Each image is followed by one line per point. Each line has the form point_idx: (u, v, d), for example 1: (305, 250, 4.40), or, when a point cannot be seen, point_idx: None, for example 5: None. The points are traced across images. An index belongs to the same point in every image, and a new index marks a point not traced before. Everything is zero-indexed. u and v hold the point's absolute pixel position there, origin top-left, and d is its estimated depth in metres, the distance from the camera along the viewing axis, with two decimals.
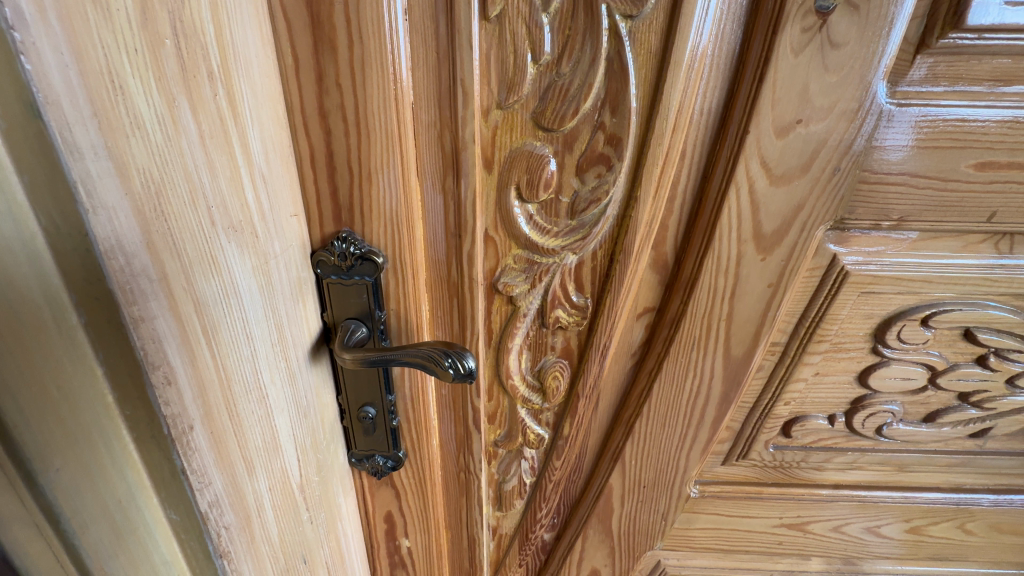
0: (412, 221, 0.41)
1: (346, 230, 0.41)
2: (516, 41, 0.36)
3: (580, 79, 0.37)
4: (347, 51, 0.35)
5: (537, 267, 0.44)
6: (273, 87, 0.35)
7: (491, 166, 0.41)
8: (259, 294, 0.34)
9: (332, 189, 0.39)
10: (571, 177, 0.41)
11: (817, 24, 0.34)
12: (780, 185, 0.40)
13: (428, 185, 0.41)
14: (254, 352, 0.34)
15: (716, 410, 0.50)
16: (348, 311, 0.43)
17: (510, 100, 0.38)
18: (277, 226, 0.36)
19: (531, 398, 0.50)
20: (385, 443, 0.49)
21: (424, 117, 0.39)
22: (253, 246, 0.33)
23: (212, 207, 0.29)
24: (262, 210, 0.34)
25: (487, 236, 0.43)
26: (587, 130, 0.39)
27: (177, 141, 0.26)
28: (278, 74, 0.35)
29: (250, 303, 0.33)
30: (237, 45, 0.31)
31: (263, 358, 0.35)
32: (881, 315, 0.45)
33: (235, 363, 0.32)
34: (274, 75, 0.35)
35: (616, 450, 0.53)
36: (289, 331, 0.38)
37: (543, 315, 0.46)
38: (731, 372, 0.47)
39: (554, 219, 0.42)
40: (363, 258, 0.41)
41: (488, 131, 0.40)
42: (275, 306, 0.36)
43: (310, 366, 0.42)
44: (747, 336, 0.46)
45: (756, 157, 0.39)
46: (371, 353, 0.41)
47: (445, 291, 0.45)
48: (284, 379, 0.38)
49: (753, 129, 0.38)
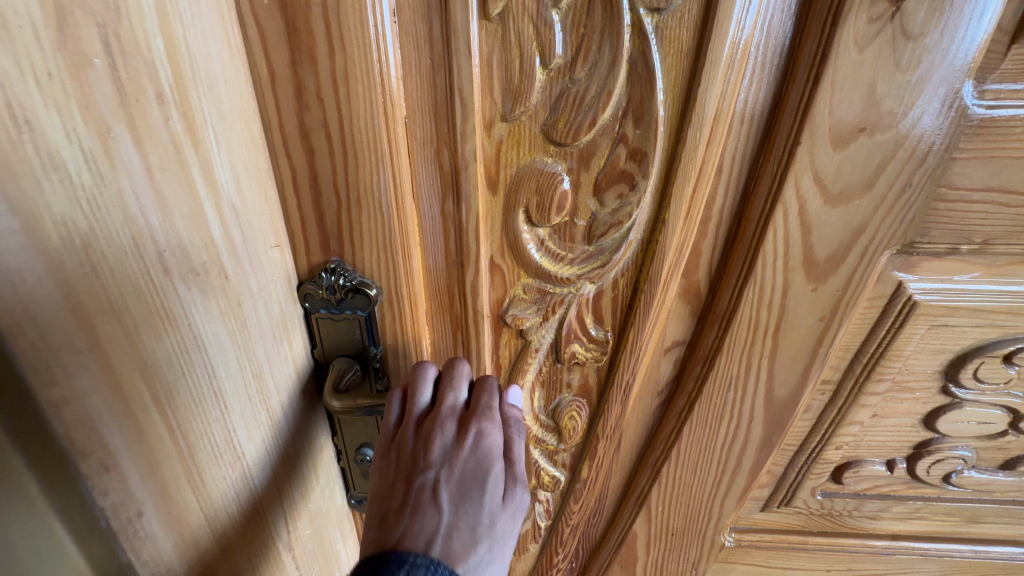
0: (408, 250, 0.36)
1: (335, 261, 0.36)
2: (522, 43, 0.31)
3: (598, 84, 0.32)
4: (328, 61, 0.30)
5: (550, 297, 0.39)
6: (244, 102, 0.30)
7: (496, 186, 0.35)
8: (231, 343, 0.30)
9: (317, 215, 0.35)
10: (587, 198, 0.35)
11: (887, 12, 0.28)
12: (836, 205, 0.33)
13: (425, 208, 0.36)
14: (223, 410, 0.30)
15: (756, 455, 0.44)
16: (339, 348, 0.39)
17: (516, 111, 0.33)
18: (253, 263, 0.32)
19: (546, 439, 0.45)
20: None
21: (418, 132, 0.34)
22: (223, 290, 0.29)
23: (165, 252, 0.25)
24: (234, 248, 0.30)
25: (493, 263, 0.38)
26: (607, 143, 0.33)
27: (115, 180, 0.22)
28: (248, 89, 0.31)
29: (218, 354, 0.29)
30: (193, 58, 0.26)
31: (238, 413, 0.31)
32: (953, 352, 0.38)
33: (197, 427, 0.28)
34: (244, 90, 0.30)
35: (642, 495, 0.47)
36: (269, 378, 0.34)
37: (559, 350, 0.41)
38: (774, 415, 0.41)
39: (569, 245, 0.37)
40: (355, 291, 0.37)
41: (493, 147, 0.34)
42: (251, 353, 0.32)
43: (297, 412, 0.38)
44: (794, 375, 0.39)
45: (808, 173, 0.32)
46: (365, 399, 0.39)
47: (448, 325, 0.40)
48: (264, 432, 0.34)
49: (805, 139, 0.32)
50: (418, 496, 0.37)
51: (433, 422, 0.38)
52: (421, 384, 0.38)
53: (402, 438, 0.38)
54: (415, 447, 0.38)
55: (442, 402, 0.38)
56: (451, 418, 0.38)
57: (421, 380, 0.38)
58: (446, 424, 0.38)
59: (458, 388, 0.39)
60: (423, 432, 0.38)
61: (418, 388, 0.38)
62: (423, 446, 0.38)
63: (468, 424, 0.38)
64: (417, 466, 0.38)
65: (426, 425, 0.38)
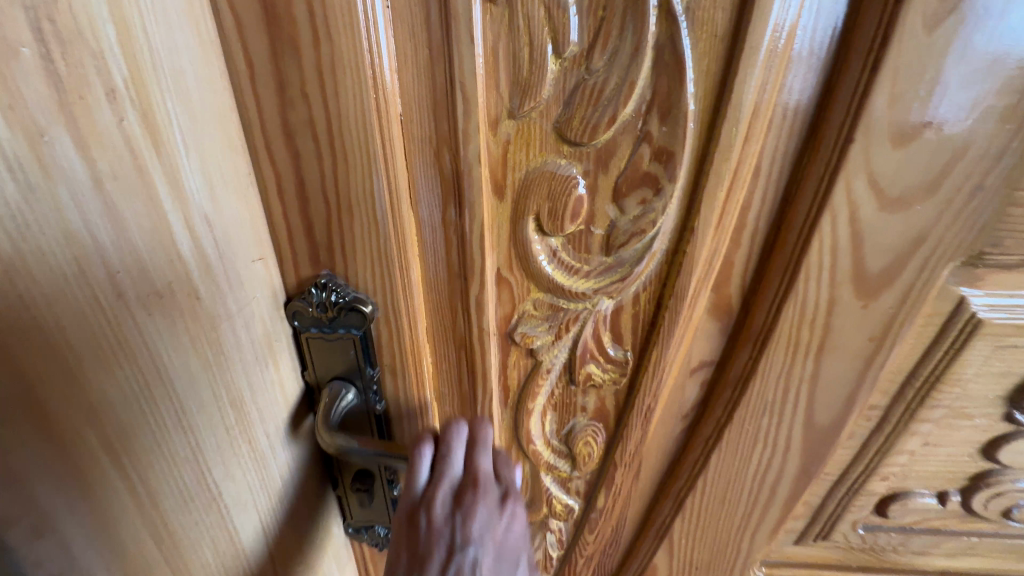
0: (407, 263, 0.33)
1: (326, 275, 0.33)
2: (532, 29, 0.27)
3: (619, 75, 0.28)
4: (313, 52, 0.27)
5: (564, 314, 0.35)
6: (220, 98, 0.27)
7: (503, 192, 0.32)
8: (203, 373, 0.26)
9: (305, 224, 0.31)
10: (606, 204, 0.31)
11: None
12: (893, 211, 0.29)
13: (424, 217, 0.32)
14: (191, 447, 0.26)
15: (792, 487, 0.39)
16: (332, 370, 0.35)
17: (525, 108, 0.29)
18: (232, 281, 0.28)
19: (558, 465, 0.41)
20: (385, 513, 0.41)
21: (415, 131, 0.30)
22: (194, 313, 0.25)
23: (118, 275, 0.22)
24: (209, 266, 0.26)
25: (500, 276, 0.34)
26: (628, 142, 0.30)
27: (51, 193, 0.19)
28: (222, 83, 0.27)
29: (185, 385, 0.25)
30: (153, 48, 0.22)
31: (211, 449, 0.28)
32: (1020, 376, 0.34)
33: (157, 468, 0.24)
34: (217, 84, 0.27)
35: (663, 526, 0.43)
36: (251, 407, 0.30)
37: (573, 371, 0.37)
38: (813, 444, 0.37)
39: (585, 256, 0.33)
40: (348, 308, 0.33)
41: (499, 148, 0.30)
42: (229, 382, 0.28)
43: (286, 440, 0.34)
44: (838, 401, 0.35)
45: (862, 175, 0.28)
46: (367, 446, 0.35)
47: (450, 343, 0.37)
48: (243, 467, 0.30)
49: (860, 136, 0.27)
50: (458, 565, 0.37)
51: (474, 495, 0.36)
52: (453, 442, 0.36)
53: (432, 496, 0.36)
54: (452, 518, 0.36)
55: (476, 463, 0.37)
56: (488, 488, 0.37)
57: (454, 437, 0.36)
58: (484, 495, 0.37)
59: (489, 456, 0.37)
60: (459, 501, 0.36)
61: (451, 446, 0.36)
62: (462, 518, 0.36)
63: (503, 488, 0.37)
64: (458, 537, 0.36)
65: (463, 498, 0.36)
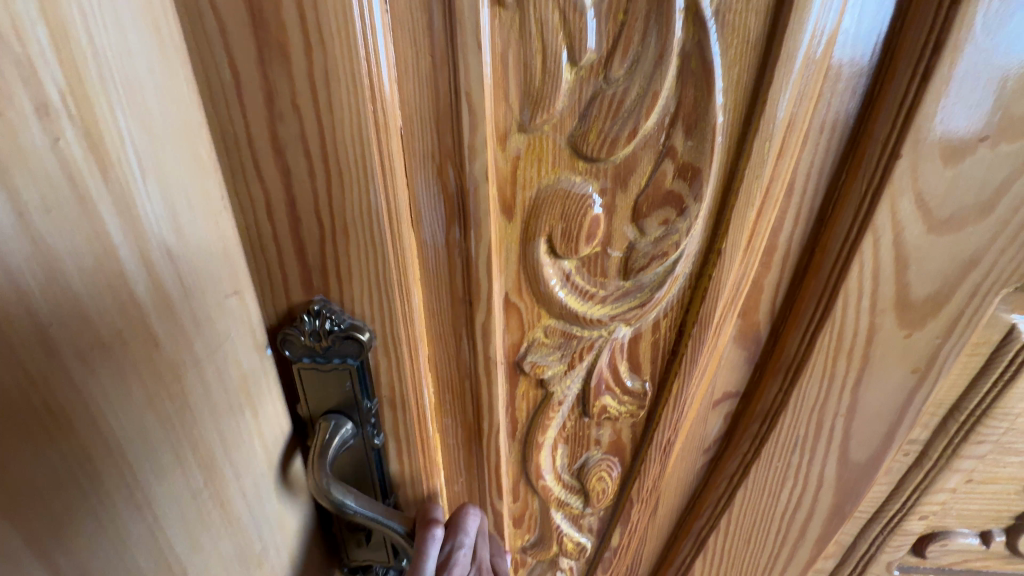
0: (408, 288, 0.30)
1: (320, 301, 0.30)
2: (546, 35, 0.25)
3: (640, 85, 0.25)
4: (304, 60, 0.24)
5: (577, 341, 0.32)
6: (183, 102, 0.21)
7: (512, 211, 0.29)
8: (169, 449, 0.22)
9: (296, 247, 0.28)
10: (625, 225, 0.29)
11: None
12: (941, 234, 0.26)
13: (427, 239, 0.29)
14: (156, 536, 0.22)
15: (824, 527, 0.36)
16: (326, 403, 0.32)
17: (537, 120, 0.27)
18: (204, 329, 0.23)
19: (569, 501, 0.38)
20: (385, 552, 0.39)
21: (418, 147, 0.27)
22: (154, 375, 0.20)
23: (46, 331, 0.16)
24: (179, 317, 0.21)
25: (509, 302, 0.31)
26: (649, 158, 0.27)
27: None
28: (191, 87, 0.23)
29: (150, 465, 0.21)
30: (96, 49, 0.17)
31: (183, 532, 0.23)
32: None
33: (105, 575, 0.19)
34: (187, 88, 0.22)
35: (682, 566, 0.40)
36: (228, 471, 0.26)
37: (586, 403, 0.34)
38: (848, 481, 0.34)
39: (601, 280, 0.30)
40: (344, 336, 0.30)
41: (508, 164, 0.28)
42: (199, 448, 0.23)
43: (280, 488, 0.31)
44: (876, 436, 0.32)
45: (908, 194, 0.26)
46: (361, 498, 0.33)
47: (454, 371, 0.34)
48: (221, 543, 0.26)
49: (906, 150, 0.25)
50: None
51: None
52: (466, 529, 0.36)
53: None
54: None
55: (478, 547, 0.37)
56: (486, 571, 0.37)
57: (467, 523, 0.36)
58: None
59: (486, 537, 0.38)
60: None
61: (464, 534, 0.35)
62: None
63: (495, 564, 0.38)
64: None
65: None
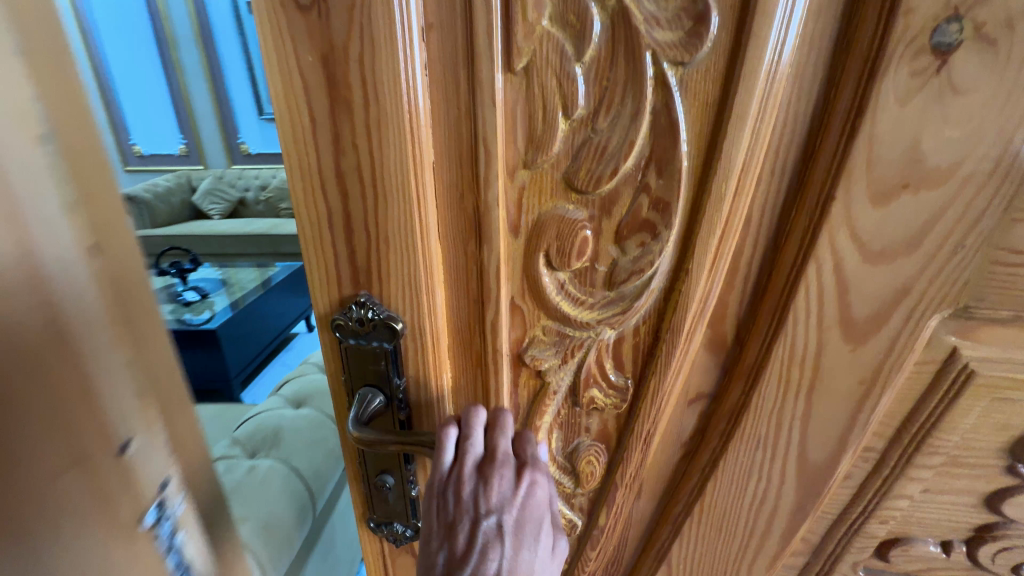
0: (433, 287, 0.37)
1: (364, 295, 0.38)
2: (546, 96, 0.32)
3: (620, 135, 0.32)
4: (363, 112, 0.32)
5: (569, 340, 0.38)
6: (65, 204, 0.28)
7: (518, 230, 0.36)
8: None
9: (349, 252, 0.37)
10: (609, 245, 0.35)
11: (933, 65, 0.26)
12: (877, 264, 0.31)
13: (450, 249, 0.37)
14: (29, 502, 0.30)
15: (789, 521, 0.41)
16: (365, 377, 0.40)
17: (539, 159, 0.33)
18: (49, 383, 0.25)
19: (563, 480, 0.44)
20: (405, 512, 0.46)
21: (445, 177, 0.35)
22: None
23: None
24: None
25: (514, 304, 0.38)
26: (629, 192, 0.33)
27: None
28: (45, 161, 0.23)
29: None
30: None
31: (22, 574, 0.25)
32: (1020, 429, 0.35)
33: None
34: (33, 169, 0.23)
35: (662, 550, 0.45)
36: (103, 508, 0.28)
37: (577, 394, 0.40)
38: (808, 480, 0.38)
39: (589, 289, 0.37)
40: (380, 323, 0.38)
41: (515, 193, 0.35)
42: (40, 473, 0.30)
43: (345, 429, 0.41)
44: (831, 439, 0.37)
45: (844, 229, 0.31)
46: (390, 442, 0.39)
47: (469, 358, 0.41)
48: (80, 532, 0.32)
49: (841, 193, 0.30)
50: (484, 539, 0.38)
51: (491, 471, 0.38)
52: (472, 423, 0.39)
53: (457, 472, 0.38)
54: (475, 490, 0.38)
55: (496, 443, 0.39)
56: (508, 466, 0.38)
57: (472, 418, 0.39)
58: (504, 470, 0.38)
59: (508, 435, 0.39)
60: (481, 476, 0.38)
61: (470, 426, 0.39)
62: (484, 492, 0.38)
63: (522, 462, 0.38)
64: (479, 511, 0.38)
65: (484, 473, 0.38)
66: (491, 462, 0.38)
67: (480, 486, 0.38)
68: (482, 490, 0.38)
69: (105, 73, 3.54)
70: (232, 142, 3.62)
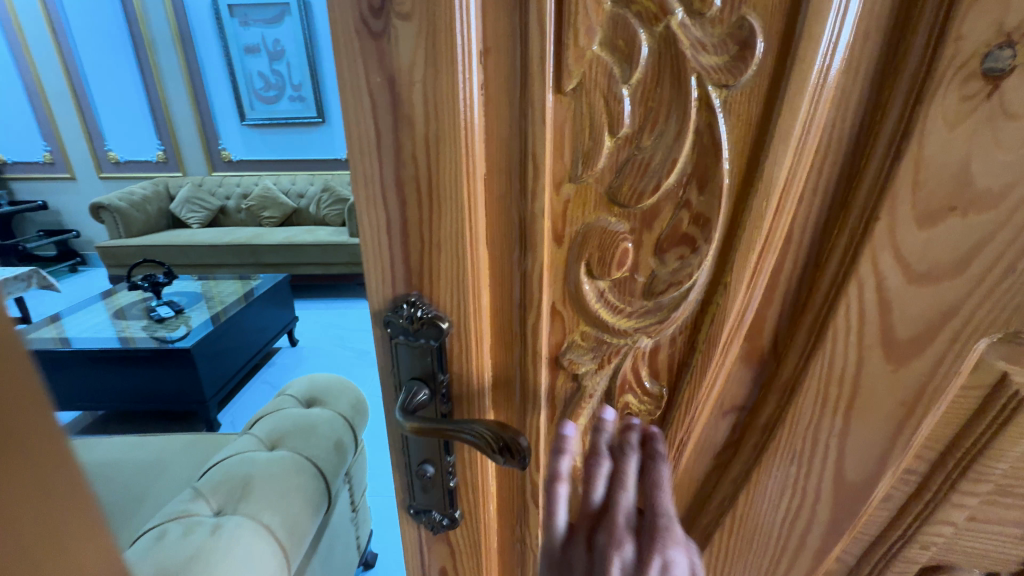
0: (479, 291, 0.40)
1: (416, 294, 0.41)
2: (593, 114, 0.33)
3: (663, 153, 0.33)
4: (422, 127, 0.34)
5: (607, 346, 0.40)
6: None
7: (561, 240, 0.38)
8: None
9: (403, 255, 0.39)
10: (649, 257, 0.37)
11: (984, 90, 0.27)
12: (921, 285, 0.31)
13: (497, 255, 0.39)
14: None
15: (822, 540, 0.40)
16: (412, 371, 0.43)
17: (584, 174, 0.35)
18: None
19: None
20: (443, 502, 0.49)
21: (496, 188, 0.37)
22: None
23: None
24: None
25: (554, 309, 0.40)
26: (670, 207, 0.35)
27: None
28: None
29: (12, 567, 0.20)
30: None
31: None
32: None
33: None
34: None
35: None
36: None
37: (612, 398, 0.42)
38: (844, 498, 0.38)
39: (628, 298, 0.38)
40: (429, 322, 0.41)
41: (560, 205, 0.37)
42: None
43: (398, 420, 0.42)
44: (869, 459, 0.36)
45: (887, 249, 0.31)
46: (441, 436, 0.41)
47: (510, 357, 0.43)
48: None
49: (885, 213, 0.30)
50: None
51: (612, 532, 0.39)
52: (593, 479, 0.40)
53: (579, 530, 0.40)
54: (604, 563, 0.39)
55: (619, 501, 0.39)
56: (628, 537, 0.39)
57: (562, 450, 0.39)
58: (624, 544, 0.38)
59: (630, 492, 0.39)
60: (603, 541, 0.39)
61: (593, 481, 0.40)
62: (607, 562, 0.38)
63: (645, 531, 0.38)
64: None
65: (607, 539, 0.39)
66: (613, 517, 0.39)
67: (603, 555, 0.39)
68: (604, 561, 0.38)
69: (81, 75, 3.33)
70: (214, 143, 3.43)
